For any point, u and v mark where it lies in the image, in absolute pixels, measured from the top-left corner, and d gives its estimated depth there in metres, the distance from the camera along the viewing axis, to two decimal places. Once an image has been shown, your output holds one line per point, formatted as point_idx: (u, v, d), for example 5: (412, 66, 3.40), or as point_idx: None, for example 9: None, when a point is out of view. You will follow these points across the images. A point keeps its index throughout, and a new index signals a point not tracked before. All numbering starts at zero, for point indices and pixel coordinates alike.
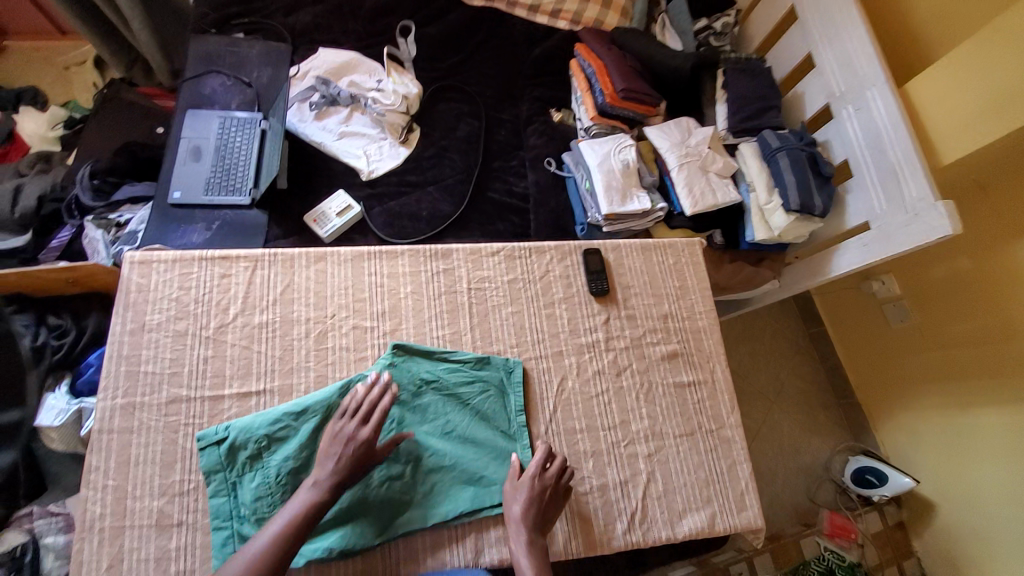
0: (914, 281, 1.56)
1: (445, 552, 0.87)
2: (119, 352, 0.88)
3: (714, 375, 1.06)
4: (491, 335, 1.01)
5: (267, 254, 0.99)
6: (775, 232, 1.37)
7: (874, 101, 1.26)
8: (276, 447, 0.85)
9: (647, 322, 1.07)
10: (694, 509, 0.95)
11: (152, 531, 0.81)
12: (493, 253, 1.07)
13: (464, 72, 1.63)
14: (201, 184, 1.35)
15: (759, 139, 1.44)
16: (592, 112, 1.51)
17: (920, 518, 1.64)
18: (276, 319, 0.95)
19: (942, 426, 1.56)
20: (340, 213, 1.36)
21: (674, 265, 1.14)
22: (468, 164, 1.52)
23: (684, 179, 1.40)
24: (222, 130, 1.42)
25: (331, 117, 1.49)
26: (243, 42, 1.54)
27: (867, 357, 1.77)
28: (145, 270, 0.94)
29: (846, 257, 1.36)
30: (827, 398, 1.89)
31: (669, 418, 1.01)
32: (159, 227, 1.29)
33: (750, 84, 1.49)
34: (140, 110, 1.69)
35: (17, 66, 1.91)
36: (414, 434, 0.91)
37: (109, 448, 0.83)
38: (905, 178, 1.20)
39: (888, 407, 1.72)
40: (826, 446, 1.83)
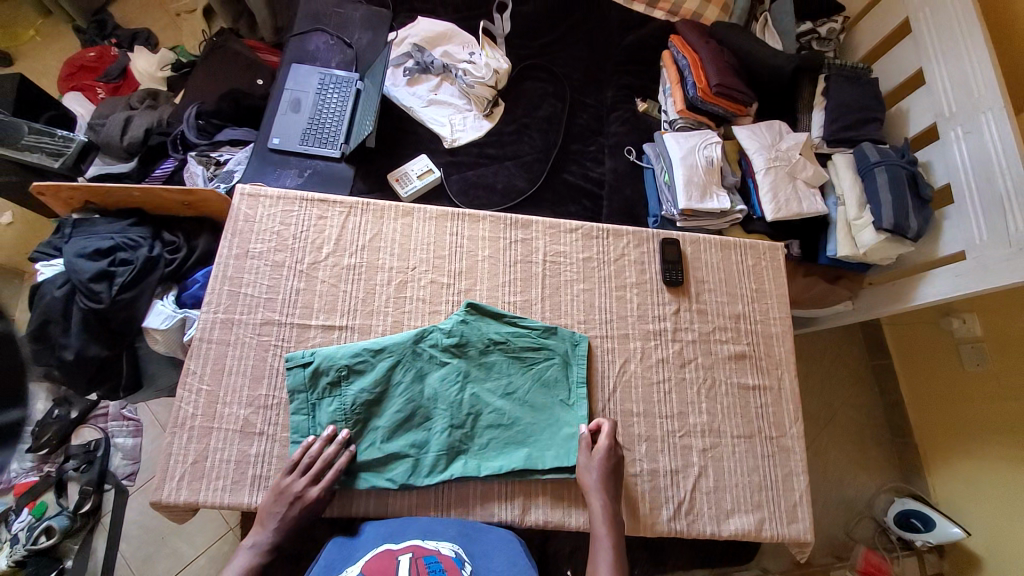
0: (999, 324, 1.45)
1: (494, 505, 0.90)
2: (224, 273, 0.97)
3: (780, 382, 1.03)
4: (560, 309, 1.03)
5: (360, 202, 1.05)
6: (860, 250, 1.31)
7: (987, 126, 1.18)
8: (354, 377, 0.91)
9: (717, 319, 1.06)
10: (743, 510, 0.94)
11: (236, 435, 0.89)
12: (571, 230, 1.09)
13: (554, 53, 1.64)
14: (298, 134, 1.43)
15: (856, 151, 1.37)
16: (681, 106, 1.49)
17: (965, 573, 1.53)
18: (363, 263, 1.01)
19: (1005, 482, 1.45)
20: (421, 175, 1.41)
21: (752, 266, 1.11)
22: (547, 144, 1.53)
23: (770, 183, 1.35)
24: (321, 86, 1.49)
25: (422, 84, 1.54)
26: (349, 5, 1.62)
27: (932, 397, 1.66)
28: (253, 203, 1.03)
29: (933, 285, 1.28)
30: (881, 434, 1.79)
31: (729, 417, 0.99)
32: (258, 169, 1.39)
33: (855, 92, 1.41)
34: (243, 60, 1.80)
35: (138, 9, 2.07)
36: (477, 389, 0.94)
37: (207, 355, 0.93)
38: (1011, 210, 1.12)
39: (948, 453, 1.62)
40: (872, 483, 1.74)
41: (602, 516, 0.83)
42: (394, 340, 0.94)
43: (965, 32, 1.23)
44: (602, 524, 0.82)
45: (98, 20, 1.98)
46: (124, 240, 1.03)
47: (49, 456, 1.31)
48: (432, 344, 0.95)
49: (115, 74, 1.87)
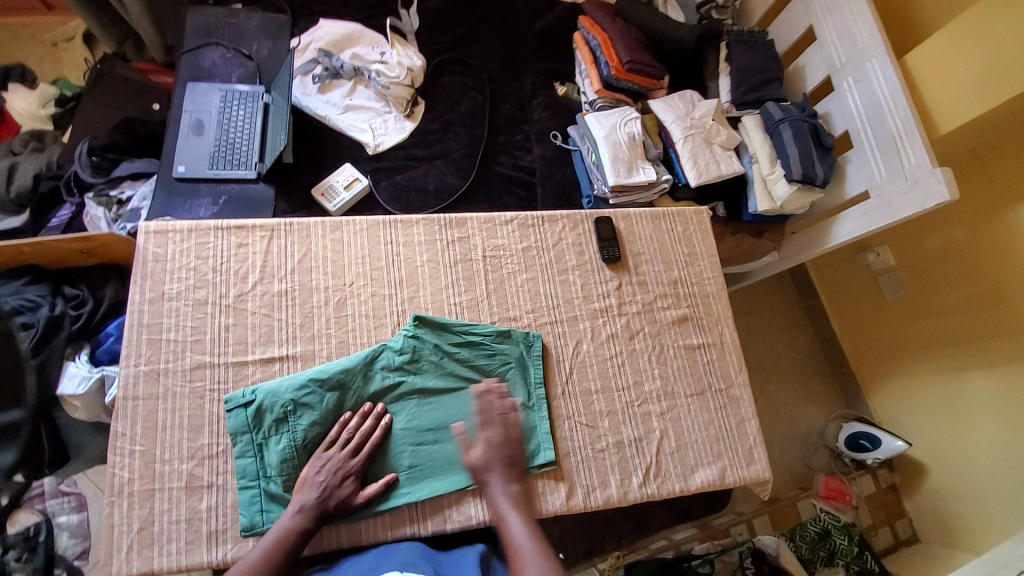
0: (909, 252, 1.61)
1: (470, 508, 0.89)
2: (140, 321, 0.92)
3: (722, 337, 1.09)
4: (507, 302, 1.04)
5: (283, 224, 1.01)
6: (777, 204, 1.40)
7: (874, 73, 1.28)
8: (301, 411, 0.87)
9: (658, 288, 1.10)
10: (705, 463, 0.99)
11: (182, 493, 0.85)
12: (507, 222, 1.09)
13: (467, 45, 1.62)
14: (205, 158, 1.33)
15: (761, 111, 1.45)
16: (597, 86, 1.52)
17: (911, 481, 1.72)
18: (295, 287, 0.97)
19: (936, 391, 1.62)
20: (348, 186, 1.36)
21: (682, 233, 1.16)
22: (473, 138, 1.51)
23: (689, 151, 1.41)
24: (224, 105, 1.39)
25: (335, 91, 1.48)
26: (241, 14, 1.51)
27: (861, 328, 1.82)
28: (161, 240, 0.97)
29: (846, 227, 1.39)
30: (822, 367, 1.95)
31: (680, 378, 1.04)
32: (166, 203, 1.28)
33: (753, 56, 1.50)
34: (133, 85, 1.65)
35: (1, 41, 1.85)
36: (435, 404, 0.93)
37: (134, 415, 0.87)
38: (904, 147, 1.23)
39: (880, 375, 1.79)
40: (820, 415, 1.89)
41: (507, 499, 0.86)
42: (343, 363, 0.91)
43: None
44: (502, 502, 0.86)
45: None
46: (22, 303, 0.97)
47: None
48: (382, 366, 0.93)
49: None
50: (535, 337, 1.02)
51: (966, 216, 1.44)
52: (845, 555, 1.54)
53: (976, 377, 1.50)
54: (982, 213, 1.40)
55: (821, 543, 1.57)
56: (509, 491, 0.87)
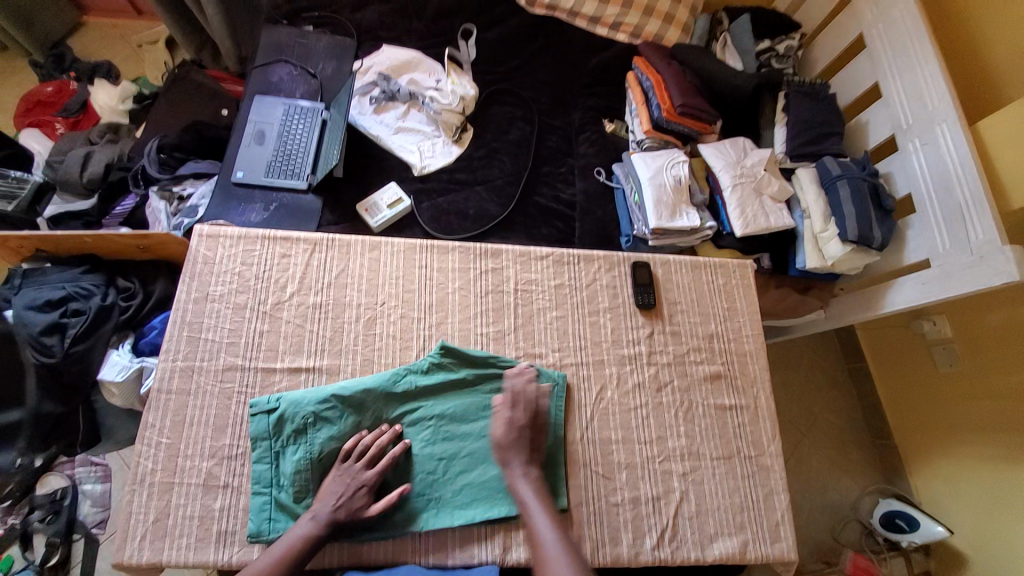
0: (967, 325, 1.49)
1: (474, 547, 0.87)
2: (183, 318, 0.96)
3: (756, 400, 1.04)
4: (533, 338, 1.02)
5: (325, 238, 1.04)
6: (829, 262, 1.33)
7: (943, 137, 1.22)
8: (320, 425, 0.87)
9: (691, 340, 1.06)
10: (725, 534, 0.93)
11: (198, 490, 0.86)
12: (541, 257, 1.08)
13: (520, 77, 1.65)
14: (263, 166, 1.40)
15: (818, 165, 1.40)
16: (647, 126, 1.51)
17: (948, 570, 1.55)
18: (329, 300, 1.00)
19: (987, 480, 1.46)
20: (391, 204, 1.40)
21: (723, 285, 1.12)
22: (517, 167, 1.53)
23: (737, 199, 1.37)
24: (287, 117, 1.47)
25: (389, 112, 1.53)
26: (312, 35, 1.60)
27: (910, 399, 1.69)
28: (213, 243, 1.02)
29: (902, 294, 1.30)
30: (862, 436, 1.82)
31: (707, 439, 0.99)
32: (222, 205, 1.35)
33: (813, 108, 1.46)
34: (207, 91, 1.77)
35: (99, 43, 2.03)
36: (450, 436, 0.92)
37: (166, 407, 0.90)
38: (971, 218, 1.15)
39: (926, 454, 1.64)
40: (855, 487, 1.75)
41: (526, 483, 0.86)
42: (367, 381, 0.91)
43: (919, 48, 1.28)
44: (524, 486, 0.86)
45: (55, 54, 1.93)
46: (76, 289, 1.05)
47: (13, 507, 1.20)
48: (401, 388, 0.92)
49: (74, 108, 1.82)
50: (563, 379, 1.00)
51: None
52: None
53: None
54: None
55: None
56: (530, 476, 0.87)
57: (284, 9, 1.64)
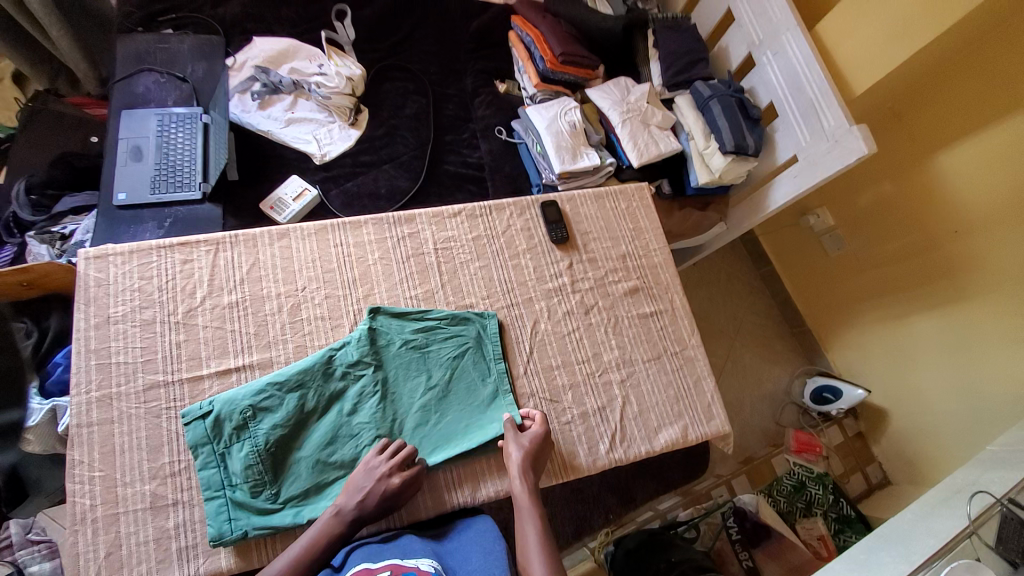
0: (844, 210, 1.72)
1: (443, 492, 0.91)
2: (87, 347, 0.90)
3: (673, 303, 1.15)
4: (462, 290, 1.06)
5: (228, 236, 1.01)
6: (715, 173, 1.46)
7: (788, 45, 1.37)
8: (261, 416, 0.86)
9: (608, 263, 1.15)
10: (668, 423, 1.03)
11: (147, 513, 0.83)
12: (455, 214, 1.12)
13: (405, 51, 1.64)
14: (147, 183, 1.30)
15: (691, 90, 1.53)
16: (535, 79, 1.57)
17: (877, 427, 1.79)
18: (247, 297, 0.97)
19: (887, 337, 1.70)
20: (297, 197, 1.36)
21: (626, 209, 1.22)
22: (420, 140, 1.54)
23: (628, 133, 1.47)
24: (162, 128, 1.36)
25: (275, 105, 1.47)
26: (172, 37, 1.49)
27: (813, 287, 1.91)
28: (102, 264, 0.95)
29: (781, 189, 1.47)
30: (781, 329, 2.03)
31: (637, 346, 1.09)
32: (108, 230, 1.25)
33: (678, 39, 1.58)
34: (70, 121, 1.59)
35: None
36: (398, 395, 0.94)
37: (91, 441, 0.85)
38: (823, 111, 1.31)
39: (835, 330, 1.88)
40: (785, 375, 1.96)
41: (526, 502, 0.86)
42: (316, 357, 0.92)
43: None
44: (528, 504, 0.85)
45: None
46: None
47: None
48: (343, 363, 0.93)
49: None
50: (494, 318, 1.04)
51: (891, 170, 1.54)
52: (821, 504, 1.60)
53: (922, 318, 1.59)
54: (903, 167, 1.51)
55: (798, 495, 1.62)
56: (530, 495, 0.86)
57: (135, 15, 1.51)
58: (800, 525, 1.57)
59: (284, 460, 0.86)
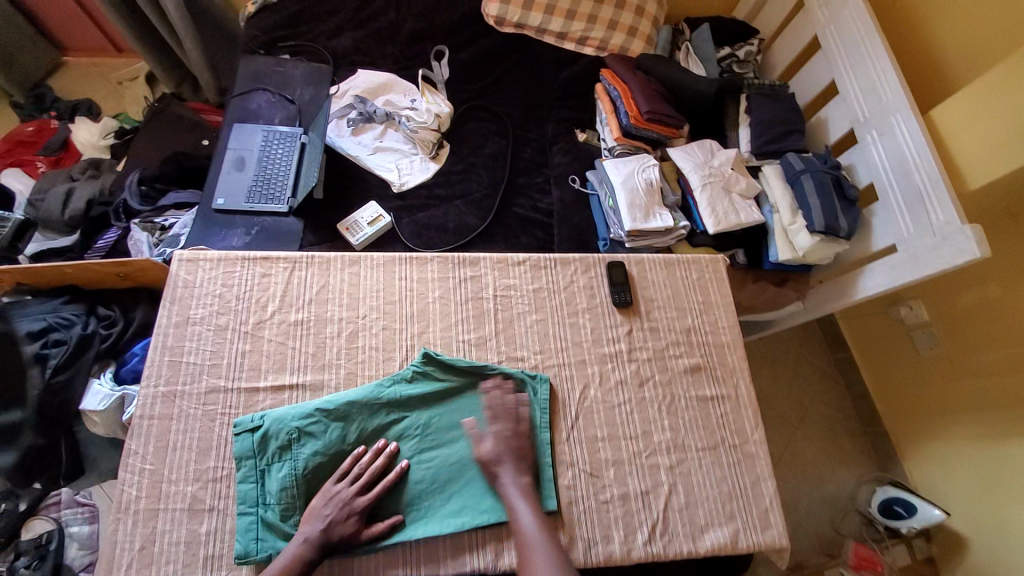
0: (942, 307, 1.53)
1: (466, 555, 0.86)
2: (164, 343, 0.96)
3: (737, 390, 1.06)
4: (515, 341, 1.04)
5: (305, 257, 1.06)
6: (799, 253, 1.36)
7: (897, 127, 1.27)
8: (305, 440, 0.87)
9: (670, 335, 1.09)
10: (716, 524, 0.94)
11: (185, 515, 0.85)
12: (519, 263, 1.11)
13: (492, 93, 1.70)
14: (243, 192, 1.42)
15: (782, 162, 1.45)
16: (616, 133, 1.56)
17: (953, 555, 1.52)
18: (310, 317, 1.01)
19: (978, 459, 1.47)
20: (371, 222, 1.42)
21: (697, 280, 1.16)
22: (494, 180, 1.57)
23: (707, 198, 1.41)
24: (265, 143, 1.49)
25: (366, 133, 1.57)
26: (288, 62, 1.64)
27: (896, 384, 1.70)
28: (192, 267, 1.03)
29: (873, 279, 1.34)
30: (853, 425, 1.82)
31: (691, 431, 1.01)
32: (203, 231, 1.36)
33: (774, 108, 1.52)
34: (188, 124, 1.78)
35: (80, 81, 2.03)
36: (438, 445, 0.93)
37: (149, 434, 0.90)
38: (930, 202, 1.19)
39: (915, 437, 1.65)
40: (851, 476, 1.75)
41: (517, 491, 0.87)
42: (365, 393, 0.92)
43: (869, 45, 1.34)
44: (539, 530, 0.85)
45: (34, 94, 1.94)
46: (56, 320, 1.08)
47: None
48: (389, 403, 0.93)
49: (55, 146, 1.83)
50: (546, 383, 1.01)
51: (1002, 273, 1.36)
52: None
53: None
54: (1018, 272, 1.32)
55: None
56: (520, 483, 0.88)
57: (260, 39, 1.68)
58: None
59: (317, 488, 0.87)
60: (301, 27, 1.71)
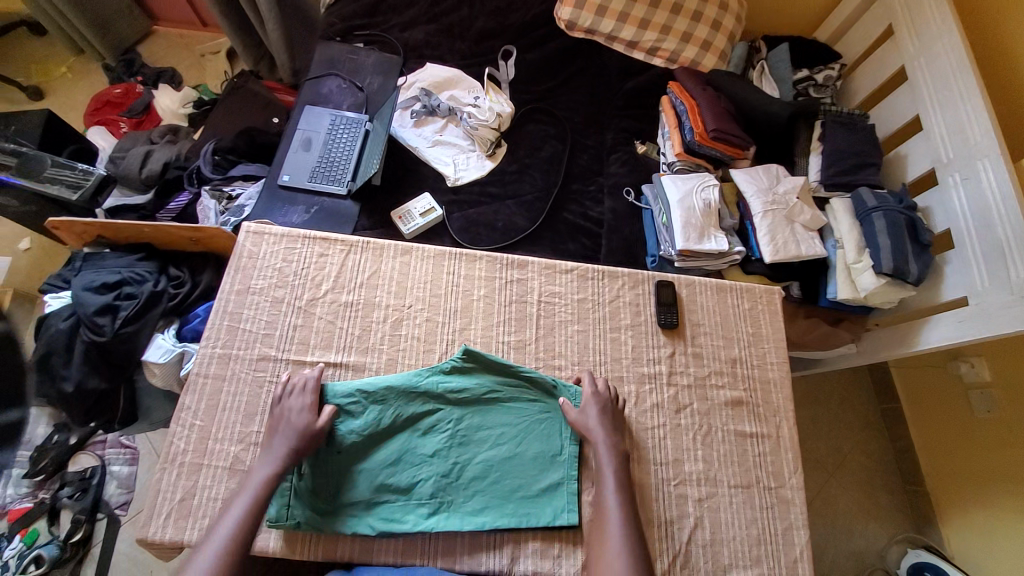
0: (1009, 370, 1.40)
1: (483, 554, 0.88)
2: (225, 307, 1.02)
3: (779, 430, 1.02)
4: (554, 349, 1.04)
5: (361, 242, 1.09)
6: (861, 294, 1.29)
7: (986, 173, 1.17)
8: (344, 418, 0.92)
9: (714, 363, 1.06)
10: (741, 566, 0.91)
11: (225, 473, 0.90)
12: (567, 271, 1.11)
13: (555, 97, 1.70)
14: (307, 171, 1.48)
15: (854, 196, 1.38)
16: (678, 148, 1.52)
17: None
18: (360, 300, 1.04)
19: None
20: (424, 213, 1.45)
21: (749, 310, 1.12)
22: (547, 184, 1.56)
23: (767, 226, 1.36)
24: (333, 127, 1.55)
25: (428, 126, 1.60)
26: (362, 51, 1.69)
27: (944, 444, 1.58)
28: (258, 240, 1.08)
29: (937, 332, 1.25)
30: (891, 479, 1.71)
31: (726, 466, 0.98)
32: (267, 205, 1.43)
33: (851, 139, 1.44)
34: (262, 100, 1.87)
35: (166, 51, 2.17)
36: (468, 441, 0.93)
37: (202, 391, 0.95)
38: (1014, 259, 1.10)
39: (958, 503, 1.53)
40: (882, 532, 1.64)
41: (609, 464, 0.89)
42: (404, 380, 0.94)
43: (963, 83, 1.24)
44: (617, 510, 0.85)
45: (125, 59, 2.07)
46: (132, 274, 1.16)
47: (45, 482, 1.34)
48: (425, 394, 0.94)
49: (138, 110, 1.95)
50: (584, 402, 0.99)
51: None
52: None
53: None
54: None
55: None
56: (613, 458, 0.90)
57: (337, 27, 1.74)
58: None
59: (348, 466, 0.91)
60: (377, 17, 1.76)
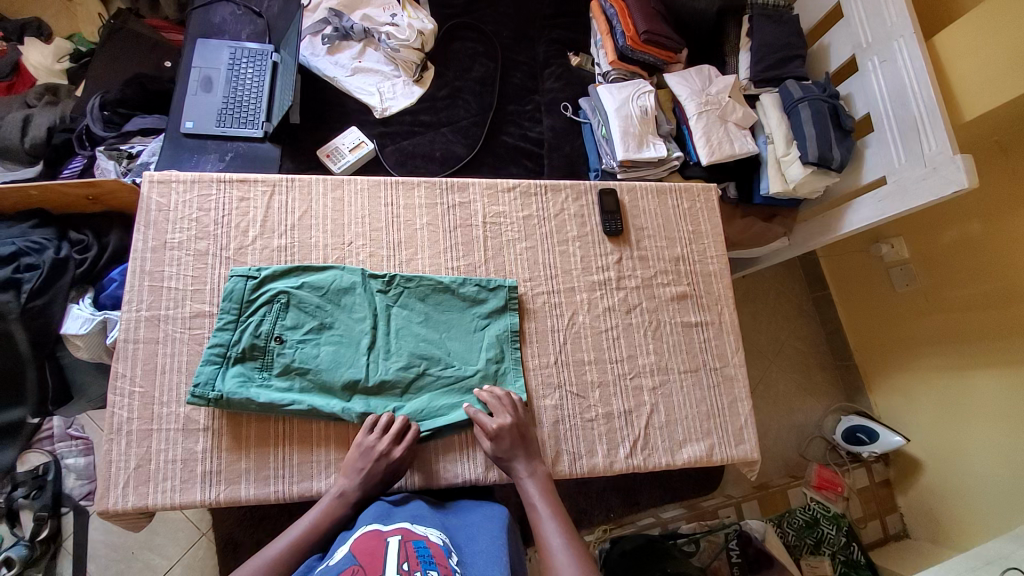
0: (924, 245, 1.55)
1: (456, 467, 0.92)
2: (142, 267, 0.93)
3: (720, 316, 1.09)
4: (504, 268, 1.04)
5: (285, 179, 1.02)
6: (790, 185, 1.35)
7: (899, 54, 1.22)
8: (282, 347, 0.90)
9: (659, 263, 1.10)
10: (693, 439, 1.00)
11: (179, 435, 0.87)
12: (509, 189, 1.09)
13: (480, 10, 1.58)
14: (213, 115, 1.31)
15: (781, 89, 1.40)
16: (612, 56, 1.47)
17: (908, 477, 1.66)
18: (294, 243, 0.98)
19: (942, 389, 1.56)
20: (354, 149, 1.35)
21: (688, 209, 1.15)
22: (482, 106, 1.49)
23: (702, 128, 1.37)
24: (233, 61, 1.37)
25: (344, 52, 1.45)
26: None
27: (867, 319, 1.77)
28: (164, 190, 0.98)
29: (860, 214, 1.34)
30: (824, 358, 1.90)
31: (675, 354, 1.04)
32: (172, 156, 1.27)
33: (777, 32, 1.44)
34: (147, 42, 1.62)
35: None
36: (411, 342, 0.95)
37: (135, 356, 0.89)
38: (925, 133, 1.17)
39: (883, 367, 1.74)
40: (819, 406, 1.83)
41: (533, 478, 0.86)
42: (327, 402, 0.88)
43: None
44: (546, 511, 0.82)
45: None
46: (27, 244, 1.05)
47: None
48: (352, 386, 0.91)
49: (5, 70, 1.64)
50: (517, 291, 1.03)
51: (983, 208, 1.38)
52: (832, 544, 1.52)
53: (988, 375, 1.43)
54: (997, 208, 1.34)
55: (809, 531, 1.54)
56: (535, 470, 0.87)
57: None
58: (806, 561, 1.50)
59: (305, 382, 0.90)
60: None
